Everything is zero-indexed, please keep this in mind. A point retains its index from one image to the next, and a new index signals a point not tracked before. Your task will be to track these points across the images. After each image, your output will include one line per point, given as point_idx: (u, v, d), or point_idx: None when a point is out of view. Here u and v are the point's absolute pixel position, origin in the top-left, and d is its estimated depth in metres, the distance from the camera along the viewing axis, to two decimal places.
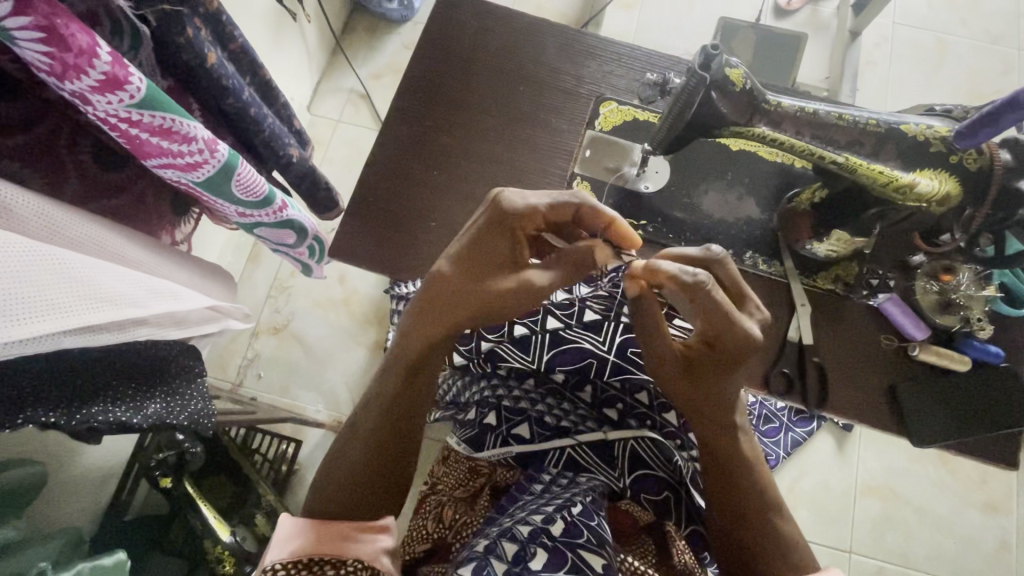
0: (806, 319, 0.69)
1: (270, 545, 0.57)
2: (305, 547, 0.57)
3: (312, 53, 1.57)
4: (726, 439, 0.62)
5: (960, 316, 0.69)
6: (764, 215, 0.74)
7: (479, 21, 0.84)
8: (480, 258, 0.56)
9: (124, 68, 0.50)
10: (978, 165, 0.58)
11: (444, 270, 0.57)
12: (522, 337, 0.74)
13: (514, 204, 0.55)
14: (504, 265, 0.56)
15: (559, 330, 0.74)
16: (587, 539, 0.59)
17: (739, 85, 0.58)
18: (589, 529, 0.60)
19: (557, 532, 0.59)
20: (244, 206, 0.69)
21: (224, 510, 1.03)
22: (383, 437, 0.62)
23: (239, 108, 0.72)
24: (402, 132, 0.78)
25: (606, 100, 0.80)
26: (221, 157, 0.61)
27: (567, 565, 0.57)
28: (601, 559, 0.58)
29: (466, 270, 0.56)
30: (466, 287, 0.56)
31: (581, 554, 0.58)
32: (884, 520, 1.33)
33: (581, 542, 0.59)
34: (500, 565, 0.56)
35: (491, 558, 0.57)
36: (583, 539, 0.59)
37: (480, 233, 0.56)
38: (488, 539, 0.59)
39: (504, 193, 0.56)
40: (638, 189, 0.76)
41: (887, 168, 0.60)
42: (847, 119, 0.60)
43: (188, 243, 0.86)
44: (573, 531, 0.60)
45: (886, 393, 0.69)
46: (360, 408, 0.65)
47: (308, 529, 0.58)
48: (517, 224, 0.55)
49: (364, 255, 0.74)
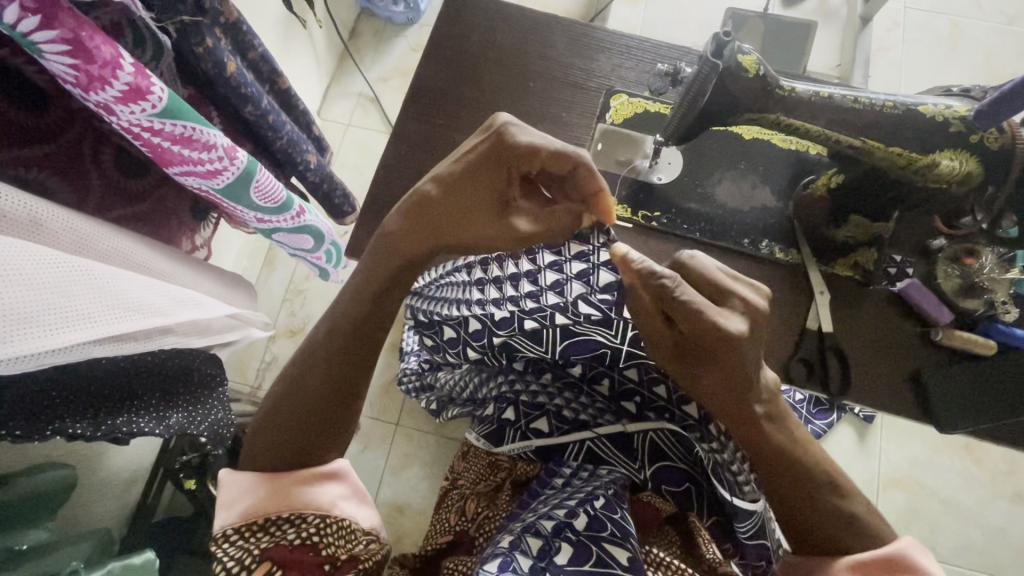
0: (826, 307, 0.69)
1: (218, 509, 0.57)
2: (254, 509, 0.57)
3: (321, 58, 1.60)
4: (757, 422, 0.58)
5: (983, 300, 0.67)
6: (779, 203, 0.74)
7: (488, 18, 0.84)
8: (470, 197, 0.56)
9: (146, 78, 0.53)
10: (999, 143, 0.54)
11: (429, 186, 0.58)
12: (532, 331, 0.67)
13: (517, 142, 0.54)
14: (489, 204, 0.56)
15: (568, 326, 0.66)
16: (611, 532, 0.59)
17: (752, 72, 0.55)
18: (613, 522, 0.60)
19: (580, 527, 0.59)
20: (265, 213, 0.76)
21: None
22: (330, 426, 0.61)
23: (257, 115, 0.75)
24: (411, 131, 0.79)
25: (616, 93, 0.80)
26: (240, 163, 0.66)
27: (593, 558, 0.57)
28: (625, 552, 0.57)
29: (451, 205, 0.57)
30: (426, 228, 0.58)
31: (604, 547, 0.58)
32: (910, 512, 1.31)
33: (604, 535, 0.59)
34: (526, 560, 0.57)
35: (516, 552, 0.57)
36: (607, 532, 0.59)
37: (478, 164, 0.56)
38: (512, 534, 0.60)
39: (515, 130, 0.54)
40: (651, 180, 0.76)
41: (907, 150, 0.57)
42: (863, 101, 0.56)
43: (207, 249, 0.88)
44: (595, 524, 0.60)
45: (909, 380, 0.68)
46: (296, 369, 0.62)
47: (254, 489, 0.58)
48: (516, 167, 0.54)
49: None
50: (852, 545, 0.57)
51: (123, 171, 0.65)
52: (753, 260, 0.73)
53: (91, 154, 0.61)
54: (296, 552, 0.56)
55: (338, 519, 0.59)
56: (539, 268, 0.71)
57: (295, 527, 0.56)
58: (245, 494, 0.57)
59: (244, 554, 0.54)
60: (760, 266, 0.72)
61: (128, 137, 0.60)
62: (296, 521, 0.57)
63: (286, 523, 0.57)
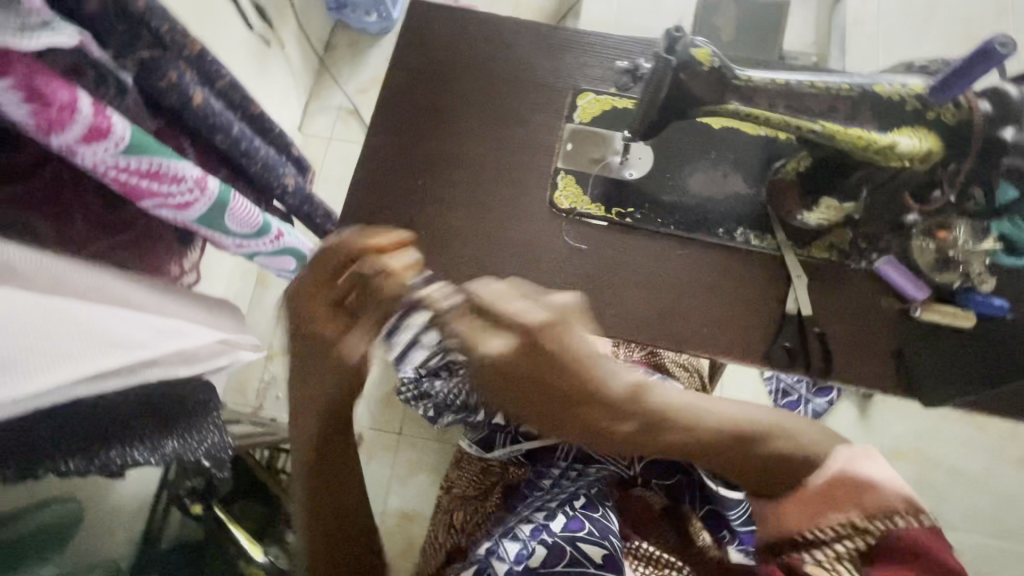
0: (803, 290, 0.70)
1: None
2: None
3: (297, 75, 1.60)
4: (687, 442, 0.54)
5: (959, 272, 0.67)
6: (752, 190, 0.74)
7: (450, 26, 0.84)
8: (309, 331, 0.58)
9: (105, 117, 0.56)
10: (957, 118, 0.53)
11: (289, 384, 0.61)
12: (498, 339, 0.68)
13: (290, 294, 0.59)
14: (321, 349, 0.58)
15: None
16: (588, 533, 0.62)
17: (707, 65, 0.55)
18: (590, 522, 0.63)
19: (556, 529, 0.63)
20: (244, 237, 0.79)
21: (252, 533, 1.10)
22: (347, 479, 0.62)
23: (230, 143, 0.76)
24: (381, 146, 0.79)
25: (583, 91, 0.80)
26: (211, 193, 0.70)
27: (565, 558, 0.60)
28: (601, 551, 0.60)
29: (300, 372, 0.59)
30: (318, 397, 0.59)
31: (579, 547, 0.61)
32: (915, 483, 1.40)
33: (580, 535, 0.62)
34: (501, 564, 0.60)
35: (492, 558, 0.60)
36: (584, 531, 0.62)
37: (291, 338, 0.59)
38: (491, 541, 0.63)
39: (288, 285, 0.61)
40: (623, 177, 0.76)
41: (865, 131, 0.55)
42: (820, 86, 0.56)
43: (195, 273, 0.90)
44: (573, 524, 0.63)
45: (892, 357, 0.68)
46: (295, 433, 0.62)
47: None
48: (306, 322, 0.58)
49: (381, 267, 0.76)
50: (838, 479, 0.53)
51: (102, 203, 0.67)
52: (729, 249, 0.73)
53: (69, 192, 0.63)
54: None
55: None
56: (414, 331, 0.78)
57: None
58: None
59: None
60: (736, 255, 0.73)
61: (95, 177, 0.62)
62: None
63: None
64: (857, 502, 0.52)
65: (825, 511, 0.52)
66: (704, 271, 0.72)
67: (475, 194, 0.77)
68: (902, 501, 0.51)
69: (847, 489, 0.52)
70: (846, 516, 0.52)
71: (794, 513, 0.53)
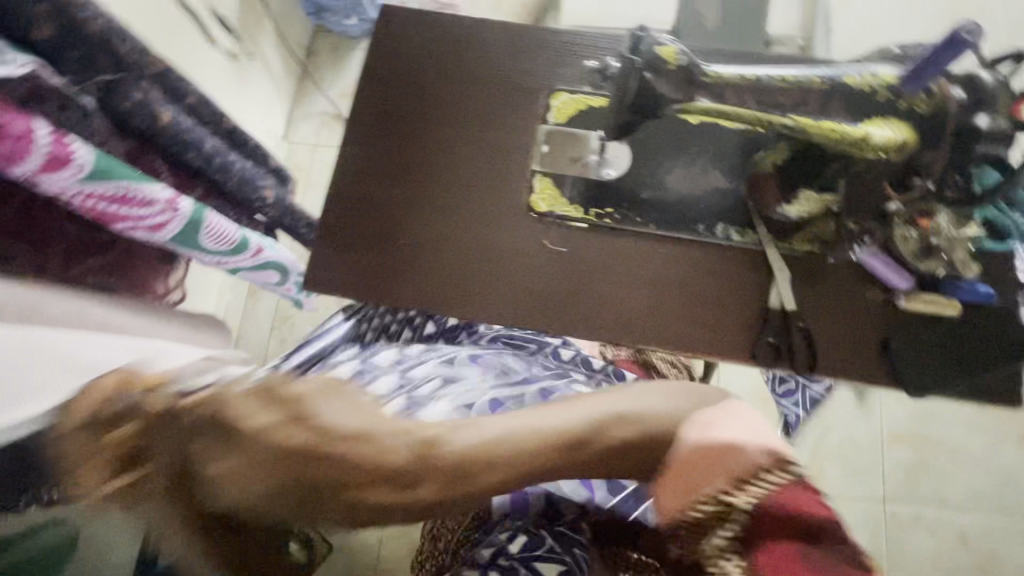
0: (786, 285, 0.69)
1: None
2: None
3: (279, 83, 1.59)
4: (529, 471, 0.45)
5: (944, 261, 0.65)
6: (731, 184, 0.72)
7: (422, 30, 0.83)
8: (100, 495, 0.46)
9: (66, 144, 0.56)
10: (929, 107, 0.52)
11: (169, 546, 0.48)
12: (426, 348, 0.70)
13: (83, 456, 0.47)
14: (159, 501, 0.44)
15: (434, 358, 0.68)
16: (547, 550, 0.57)
17: (673, 63, 0.54)
18: (553, 537, 0.58)
19: (515, 550, 0.57)
20: (223, 253, 0.79)
21: None
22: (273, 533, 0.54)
23: (203, 159, 0.76)
24: (355, 156, 0.78)
25: (556, 91, 0.79)
26: (183, 212, 0.70)
27: None
28: (559, 566, 0.55)
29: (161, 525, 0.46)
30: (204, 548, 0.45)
31: (535, 567, 0.55)
32: (916, 466, 1.40)
33: (539, 553, 0.56)
34: None
35: None
36: (543, 549, 0.57)
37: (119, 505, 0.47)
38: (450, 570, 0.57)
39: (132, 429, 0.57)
40: (601, 176, 0.74)
41: (836, 123, 0.54)
42: (790, 80, 0.54)
43: (181, 290, 0.92)
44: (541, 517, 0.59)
45: (878, 348, 0.67)
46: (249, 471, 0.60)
47: None
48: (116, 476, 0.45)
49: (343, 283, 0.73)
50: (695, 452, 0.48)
51: (81, 232, 0.70)
52: (711, 246, 0.72)
53: (46, 222, 0.66)
54: None
55: None
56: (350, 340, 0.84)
57: None
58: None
59: None
60: (718, 251, 0.72)
61: (68, 205, 0.62)
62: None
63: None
64: (710, 476, 0.47)
65: (698, 485, 0.47)
66: (685, 269, 0.71)
67: (452, 201, 0.76)
68: (758, 452, 0.48)
69: (709, 465, 0.47)
70: (725, 481, 0.47)
71: (678, 492, 0.47)
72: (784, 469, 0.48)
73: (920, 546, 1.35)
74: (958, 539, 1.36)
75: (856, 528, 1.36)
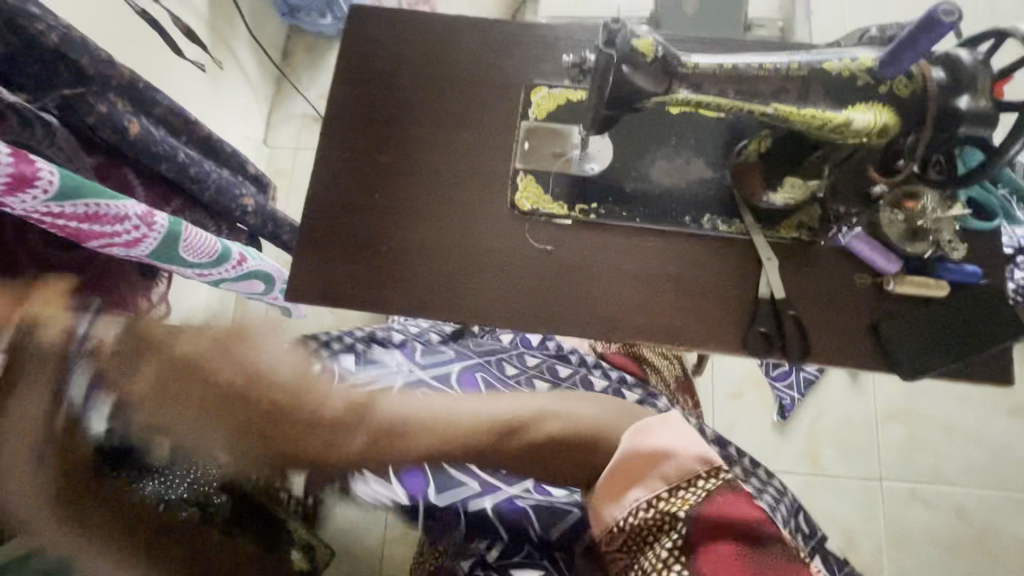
0: (774, 273, 0.68)
1: None
2: None
3: (255, 87, 1.56)
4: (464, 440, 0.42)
5: (930, 241, 0.66)
6: (716, 174, 0.72)
7: (395, 29, 0.81)
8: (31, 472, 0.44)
9: (30, 164, 0.53)
10: (910, 90, 0.52)
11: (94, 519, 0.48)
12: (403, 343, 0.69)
13: None
14: None
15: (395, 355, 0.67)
16: None
17: (650, 56, 0.51)
18: None
19: None
20: (205, 266, 0.78)
21: None
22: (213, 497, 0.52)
23: (177, 171, 0.74)
24: (333, 162, 0.77)
25: (536, 87, 0.78)
26: (161, 228, 0.68)
27: None
28: None
29: None
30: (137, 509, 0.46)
31: None
32: (910, 443, 1.41)
33: None
34: None
35: None
36: None
37: None
38: None
39: None
40: (584, 171, 0.73)
41: (820, 110, 0.53)
42: (768, 68, 0.53)
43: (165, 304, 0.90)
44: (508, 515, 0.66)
45: (867, 333, 0.67)
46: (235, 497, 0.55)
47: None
48: None
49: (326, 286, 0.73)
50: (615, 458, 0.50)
51: (52, 246, 0.68)
52: (698, 237, 0.71)
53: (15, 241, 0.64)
54: None
55: None
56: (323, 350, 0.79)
57: None
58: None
59: None
60: (705, 242, 0.71)
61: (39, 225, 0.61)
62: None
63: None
64: (643, 485, 0.49)
65: (626, 490, 0.50)
66: (673, 261, 0.71)
67: (434, 203, 0.74)
68: (692, 461, 0.50)
69: (636, 471, 0.50)
70: (656, 489, 0.49)
71: (610, 503, 0.50)
72: (720, 478, 0.50)
73: (916, 520, 1.37)
74: (955, 512, 1.37)
75: (854, 506, 1.38)
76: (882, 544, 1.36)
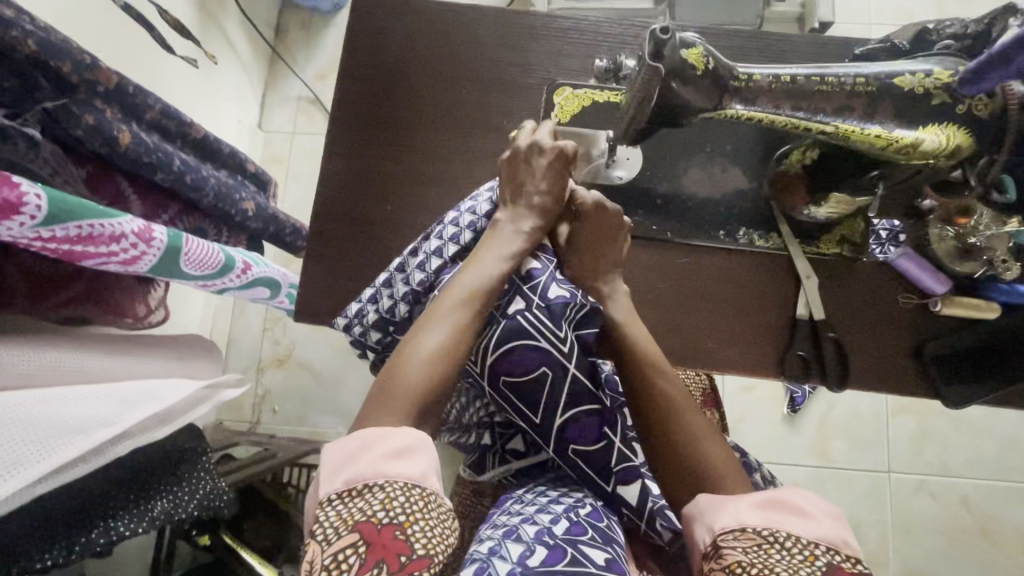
0: (815, 293, 0.64)
1: (337, 467, 0.42)
2: (361, 471, 0.41)
3: (248, 68, 1.47)
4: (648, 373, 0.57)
5: (982, 260, 0.61)
6: (754, 184, 0.67)
7: (404, 18, 0.74)
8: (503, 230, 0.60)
9: (12, 189, 0.49)
10: (988, 111, 0.47)
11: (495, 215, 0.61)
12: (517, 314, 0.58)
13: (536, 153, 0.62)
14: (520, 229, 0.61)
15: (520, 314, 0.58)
16: (591, 537, 0.47)
17: (700, 68, 0.48)
18: (594, 528, 0.49)
19: (559, 531, 0.47)
20: (208, 278, 0.72)
21: (267, 551, 1.10)
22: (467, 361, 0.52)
23: (173, 180, 0.68)
24: (343, 170, 0.71)
25: (560, 87, 0.70)
26: (160, 244, 0.63)
27: (567, 558, 0.44)
28: (603, 554, 0.46)
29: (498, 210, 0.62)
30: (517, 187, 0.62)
31: (582, 550, 0.45)
32: (920, 435, 1.40)
33: (582, 538, 0.47)
34: (504, 565, 0.42)
35: (493, 559, 0.42)
36: (586, 536, 0.47)
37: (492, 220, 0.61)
38: (490, 540, 0.45)
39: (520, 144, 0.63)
40: (612, 180, 0.67)
41: (886, 130, 0.50)
42: (831, 82, 0.49)
43: (165, 307, 0.85)
44: (575, 529, 0.48)
45: (912, 356, 0.65)
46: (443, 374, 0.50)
47: (357, 452, 0.42)
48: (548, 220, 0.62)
49: (363, 274, 0.70)
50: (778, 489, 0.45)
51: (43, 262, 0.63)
52: (733, 252, 0.67)
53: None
54: (379, 530, 0.38)
55: (419, 504, 0.40)
56: (377, 287, 0.64)
57: (383, 507, 0.39)
58: (402, 434, 0.43)
59: (337, 524, 0.39)
60: (739, 257, 0.67)
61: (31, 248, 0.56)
62: (387, 487, 0.40)
63: (376, 492, 0.40)
64: (792, 520, 0.43)
65: (770, 509, 0.44)
66: (707, 278, 0.67)
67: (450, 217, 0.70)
68: (845, 540, 0.42)
69: (792, 510, 0.44)
70: (807, 536, 0.42)
71: (748, 508, 0.44)
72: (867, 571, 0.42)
73: (922, 512, 1.37)
74: (961, 504, 1.38)
75: (861, 499, 1.38)
76: (887, 535, 1.36)
